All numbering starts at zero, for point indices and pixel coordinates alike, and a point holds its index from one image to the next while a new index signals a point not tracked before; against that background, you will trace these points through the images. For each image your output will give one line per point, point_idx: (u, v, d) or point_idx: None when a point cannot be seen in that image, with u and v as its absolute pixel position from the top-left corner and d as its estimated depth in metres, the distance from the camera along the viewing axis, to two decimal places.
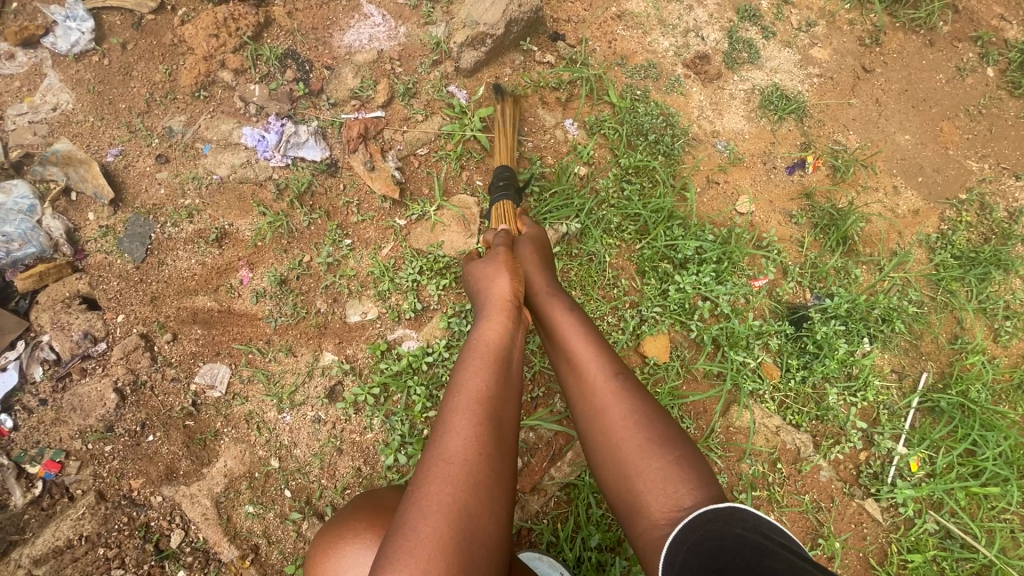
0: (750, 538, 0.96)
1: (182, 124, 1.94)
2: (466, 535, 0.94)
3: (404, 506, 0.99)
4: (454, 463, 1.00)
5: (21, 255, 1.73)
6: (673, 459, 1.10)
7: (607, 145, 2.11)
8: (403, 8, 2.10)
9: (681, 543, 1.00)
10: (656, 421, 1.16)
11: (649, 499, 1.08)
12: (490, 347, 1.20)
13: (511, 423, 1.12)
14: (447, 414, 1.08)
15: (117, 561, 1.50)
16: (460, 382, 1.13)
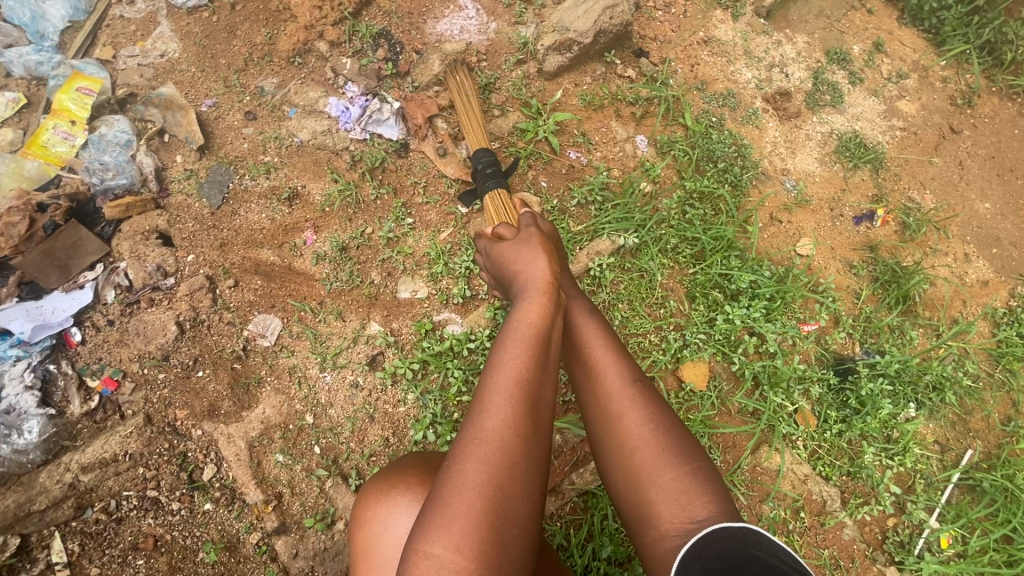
0: (767, 561, 0.90)
1: (274, 86, 2.04)
2: (500, 514, 0.94)
3: (439, 478, 0.98)
4: (491, 443, 0.98)
5: (112, 184, 1.85)
6: (687, 469, 1.05)
7: (675, 166, 2.11)
8: (496, 6, 2.17)
9: (694, 558, 0.95)
10: (672, 429, 1.11)
11: (660, 509, 1.04)
12: (531, 330, 1.12)
13: (546, 406, 1.08)
14: (484, 391, 1.05)
15: (153, 482, 1.59)
16: (499, 361, 1.08)
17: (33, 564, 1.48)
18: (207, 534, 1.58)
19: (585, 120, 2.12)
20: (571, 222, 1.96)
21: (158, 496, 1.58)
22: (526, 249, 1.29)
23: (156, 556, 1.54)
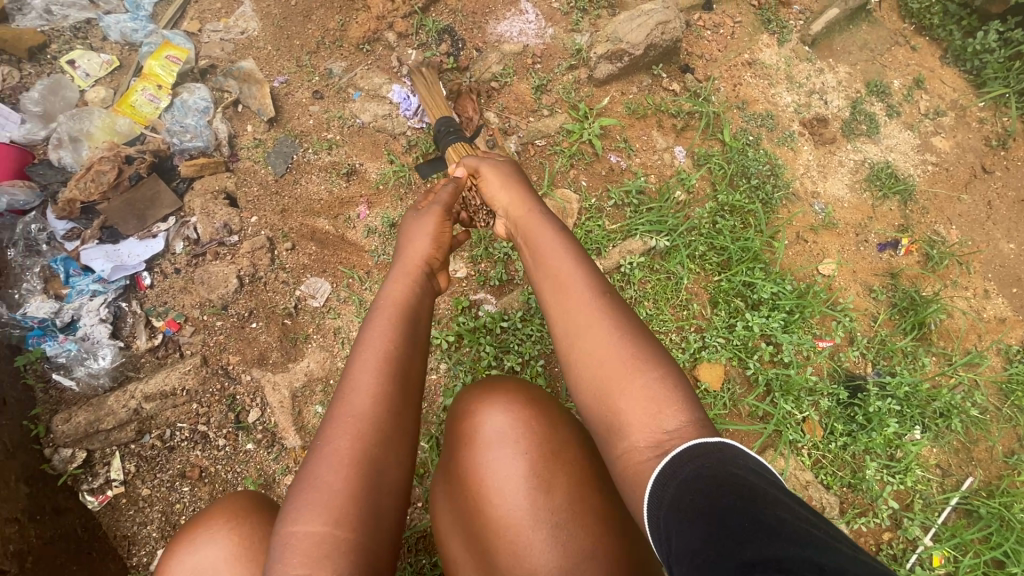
0: (746, 479, 0.80)
1: (342, 70, 2.19)
2: (373, 485, 0.95)
3: (309, 459, 0.97)
4: (360, 417, 0.99)
5: (190, 146, 2.02)
6: (659, 378, 1.02)
7: (709, 178, 2.21)
8: (555, 12, 2.30)
9: (669, 479, 0.88)
10: (638, 337, 1.08)
11: (630, 420, 1.00)
12: (400, 303, 1.18)
13: (419, 379, 1.11)
14: (353, 370, 1.05)
15: (204, 418, 1.74)
16: (368, 339, 1.09)
17: (95, 476, 1.66)
18: (247, 471, 1.72)
19: (628, 127, 2.24)
20: (607, 220, 2.07)
21: (207, 430, 1.73)
22: (426, 221, 1.38)
23: (200, 485, 1.69)
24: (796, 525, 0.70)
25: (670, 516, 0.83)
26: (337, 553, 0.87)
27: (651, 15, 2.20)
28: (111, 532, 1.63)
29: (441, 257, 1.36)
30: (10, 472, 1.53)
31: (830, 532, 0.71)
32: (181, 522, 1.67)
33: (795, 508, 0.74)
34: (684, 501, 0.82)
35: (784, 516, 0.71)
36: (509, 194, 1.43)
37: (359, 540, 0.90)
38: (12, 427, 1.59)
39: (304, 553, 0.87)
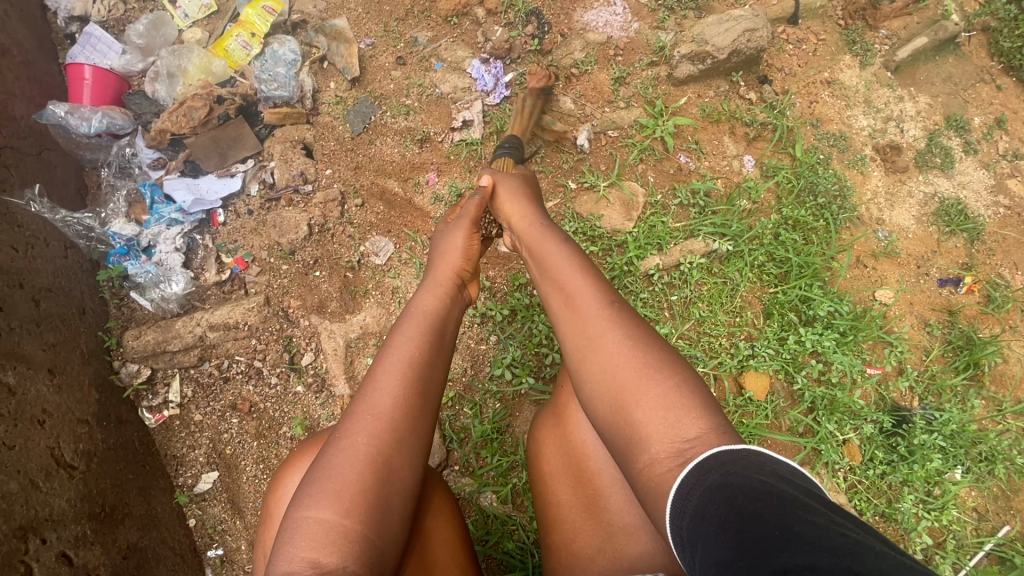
0: (773, 485, 0.78)
1: (427, 39, 2.23)
2: (386, 482, 0.98)
3: (325, 453, 1.01)
4: (378, 416, 1.03)
5: (275, 95, 2.08)
6: (672, 385, 1.00)
7: (776, 191, 2.19)
8: (642, 8, 2.31)
9: (693, 488, 0.86)
10: (652, 348, 1.08)
11: (649, 430, 0.98)
12: (427, 317, 1.24)
13: (437, 389, 1.15)
14: (377, 372, 1.11)
15: (261, 355, 1.79)
16: (393, 347, 1.14)
17: (155, 394, 1.73)
18: (293, 411, 1.76)
19: (700, 129, 2.24)
20: (670, 218, 2.07)
21: (262, 367, 1.79)
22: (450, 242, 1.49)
23: (248, 418, 1.74)
24: (830, 529, 0.68)
25: (694, 526, 0.81)
26: (341, 543, 0.89)
27: (740, 21, 2.19)
28: (161, 451, 1.70)
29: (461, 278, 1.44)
30: (84, 375, 1.57)
31: (868, 536, 0.68)
32: (227, 451, 1.72)
33: (828, 516, 0.71)
34: (709, 510, 0.80)
35: (817, 523, 0.69)
36: (527, 211, 1.51)
37: (366, 534, 0.92)
38: (88, 334, 1.66)
39: (313, 537, 0.90)
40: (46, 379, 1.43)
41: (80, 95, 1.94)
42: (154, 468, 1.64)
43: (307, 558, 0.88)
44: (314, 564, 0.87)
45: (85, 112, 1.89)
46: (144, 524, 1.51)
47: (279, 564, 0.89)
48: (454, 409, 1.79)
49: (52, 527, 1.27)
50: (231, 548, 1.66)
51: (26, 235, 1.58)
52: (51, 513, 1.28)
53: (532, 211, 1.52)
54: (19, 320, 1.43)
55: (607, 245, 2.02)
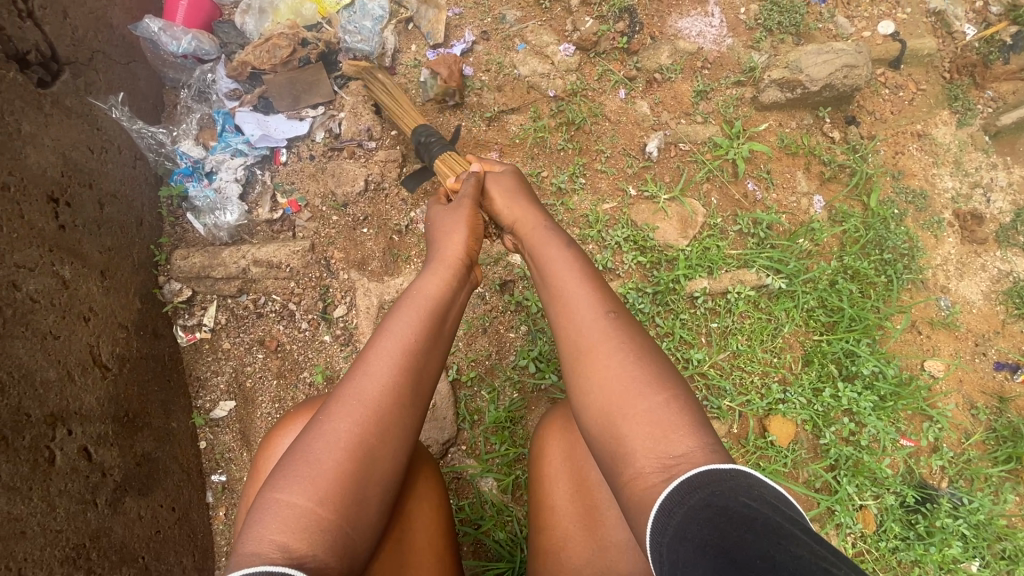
0: (757, 513, 0.79)
1: (515, 19, 2.21)
2: (365, 470, 1.00)
3: (304, 436, 1.02)
4: (364, 403, 1.03)
5: (357, 47, 2.08)
6: (662, 401, 1.00)
7: (840, 238, 2.10)
8: (740, 24, 2.23)
9: (676, 505, 0.86)
10: (646, 362, 1.08)
11: (635, 446, 0.98)
12: (426, 300, 1.25)
13: (430, 379, 1.16)
14: (370, 356, 1.11)
15: (296, 298, 1.82)
16: (390, 330, 1.15)
17: (191, 315, 1.78)
18: (317, 359, 1.78)
19: (775, 159, 2.15)
20: (727, 243, 2.00)
21: (295, 310, 1.81)
22: (451, 222, 1.47)
23: (273, 356, 1.78)
24: (810, 564, 0.69)
25: (676, 545, 0.82)
26: (313, 530, 0.91)
27: (841, 55, 2.09)
28: (186, 371, 1.75)
29: (471, 258, 1.44)
30: (132, 283, 1.60)
31: (847, 567, 0.70)
32: (247, 384, 1.76)
33: (811, 546, 0.73)
34: (691, 530, 0.81)
35: (799, 556, 0.71)
36: (525, 208, 1.50)
37: (338, 522, 0.94)
38: (141, 245, 1.69)
39: (284, 521, 0.91)
40: (96, 279, 1.43)
41: (174, 13, 1.96)
42: (178, 384, 1.69)
43: (277, 541, 0.89)
44: (284, 548, 0.88)
45: (176, 32, 1.92)
46: (160, 437, 1.54)
47: (247, 544, 0.90)
48: (472, 389, 1.78)
49: (79, 420, 1.25)
50: (234, 477, 1.70)
51: (102, 138, 1.61)
52: (80, 407, 1.26)
53: (531, 209, 1.50)
54: (83, 218, 1.43)
55: (657, 258, 1.96)
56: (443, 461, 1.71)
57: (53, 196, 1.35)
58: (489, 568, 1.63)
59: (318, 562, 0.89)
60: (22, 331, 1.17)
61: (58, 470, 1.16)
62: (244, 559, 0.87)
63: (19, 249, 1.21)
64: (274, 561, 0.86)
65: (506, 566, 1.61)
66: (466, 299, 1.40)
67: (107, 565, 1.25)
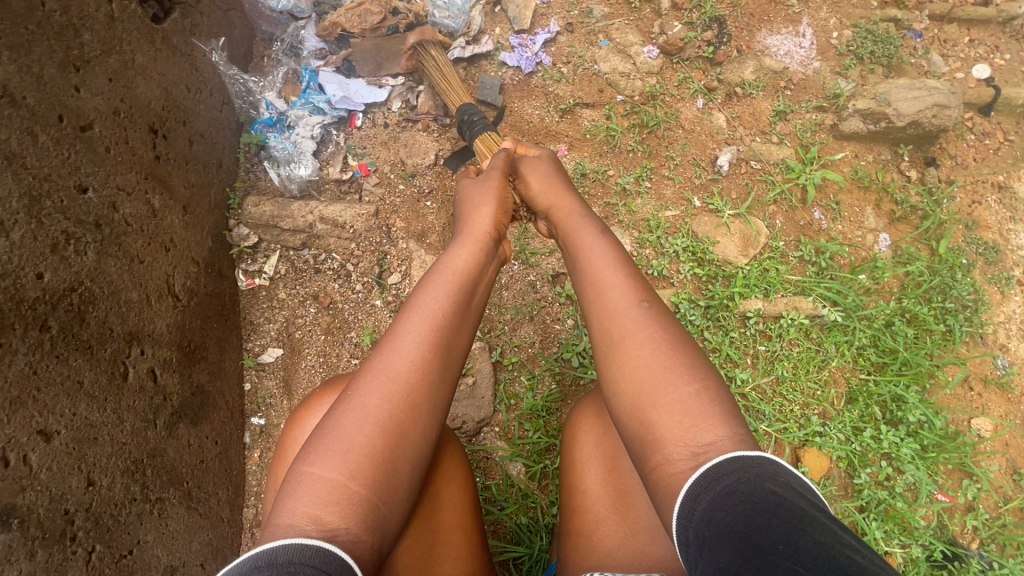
0: (782, 499, 0.78)
1: (602, 14, 2.21)
2: (396, 444, 0.99)
3: (335, 411, 1.02)
4: (395, 378, 1.04)
5: (443, 23, 2.11)
6: (692, 391, 0.99)
7: (902, 279, 2.04)
8: (830, 48, 2.18)
9: (702, 491, 0.85)
10: (677, 351, 1.06)
11: (664, 432, 0.97)
12: (455, 278, 1.25)
13: (458, 359, 1.16)
14: (398, 334, 1.11)
15: (355, 259, 1.86)
16: (419, 310, 1.15)
17: (254, 261, 1.83)
18: (366, 321, 1.82)
19: (846, 190, 2.10)
20: (787, 268, 1.97)
21: (352, 271, 1.85)
22: (483, 193, 1.50)
23: (324, 312, 1.82)
24: (833, 551, 0.70)
25: (701, 530, 0.81)
26: (345, 504, 0.90)
27: (932, 93, 2.03)
28: (242, 314, 1.80)
29: (499, 232, 1.47)
30: (207, 223, 1.66)
31: (868, 555, 0.71)
32: (297, 335, 1.81)
33: (835, 534, 0.73)
34: (717, 516, 0.80)
35: (823, 543, 0.71)
36: (558, 193, 1.51)
37: (368, 496, 0.93)
38: (218, 186, 1.75)
39: (315, 494, 0.90)
40: (178, 213, 1.49)
41: None
42: (233, 325, 1.74)
43: (310, 514, 0.88)
44: (317, 521, 0.87)
45: None
46: (213, 372, 1.59)
47: (280, 515, 0.89)
48: (512, 374, 1.80)
49: (150, 342, 1.31)
50: (273, 423, 1.75)
51: (199, 78, 1.66)
52: (154, 330, 1.32)
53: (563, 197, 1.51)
54: (174, 153, 1.49)
55: (714, 272, 1.94)
56: (474, 439, 1.73)
57: (153, 127, 1.41)
58: (506, 550, 1.65)
59: (350, 536, 0.88)
60: (115, 250, 1.22)
61: (129, 386, 1.22)
62: (276, 531, 0.86)
63: (121, 173, 1.26)
64: (307, 534, 0.85)
65: (524, 552, 1.63)
66: (495, 271, 1.42)
67: (158, 483, 1.30)
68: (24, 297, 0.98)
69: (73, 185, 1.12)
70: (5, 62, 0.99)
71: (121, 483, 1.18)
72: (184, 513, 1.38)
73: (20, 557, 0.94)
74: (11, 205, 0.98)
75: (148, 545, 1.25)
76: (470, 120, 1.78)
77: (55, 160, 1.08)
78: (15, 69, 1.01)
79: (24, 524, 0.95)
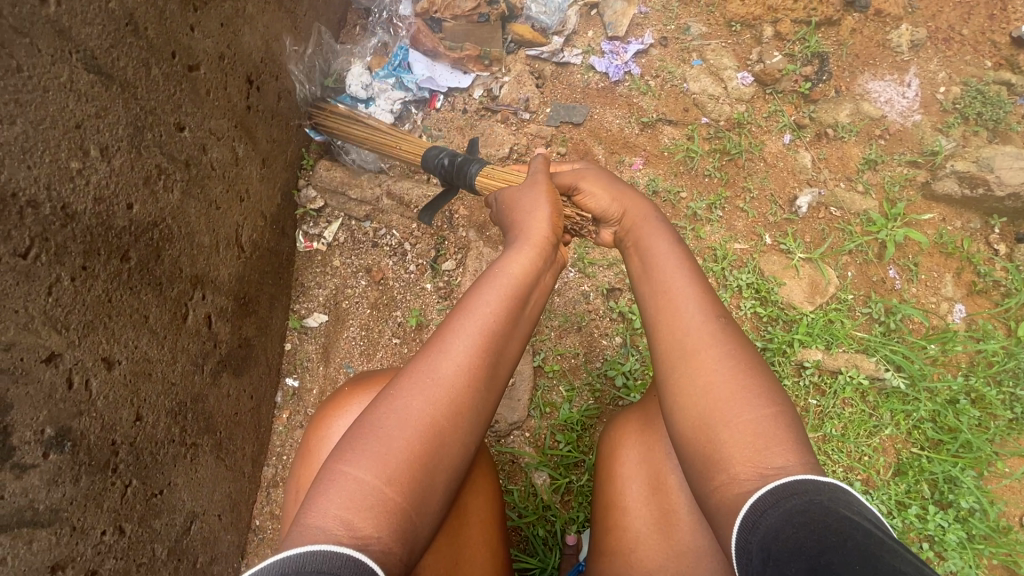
0: (859, 525, 0.73)
1: (700, 33, 2.15)
2: (434, 451, 0.91)
3: (372, 409, 0.94)
4: (439, 381, 0.94)
5: (538, 18, 2.08)
6: (768, 412, 0.90)
7: (976, 357, 1.88)
8: (934, 103, 2.08)
9: (769, 508, 0.81)
10: (750, 371, 0.95)
11: (730, 450, 0.89)
12: (510, 282, 1.05)
13: (508, 361, 1.05)
14: (445, 331, 1.00)
15: (413, 240, 1.84)
16: (468, 308, 1.02)
17: (315, 225, 1.84)
18: (413, 302, 1.79)
19: (927, 252, 1.98)
20: (852, 323, 1.88)
21: (408, 251, 1.84)
22: (532, 196, 1.25)
23: (374, 286, 1.81)
24: None
25: (767, 544, 0.77)
26: (378, 511, 0.84)
27: None
28: (295, 274, 1.81)
29: (557, 236, 1.20)
30: (280, 180, 1.67)
31: None
32: (343, 305, 1.80)
33: (917, 566, 0.66)
34: (785, 532, 0.76)
35: (905, 573, 0.64)
36: (627, 191, 1.26)
37: (403, 505, 0.86)
38: (295, 146, 1.76)
39: (349, 497, 0.84)
40: (257, 165, 1.50)
41: None
42: (286, 284, 1.75)
43: (342, 516, 0.82)
44: (349, 526, 0.81)
45: None
46: (261, 327, 1.59)
47: (312, 514, 0.83)
48: (551, 381, 1.76)
49: (212, 288, 1.31)
50: (305, 387, 1.73)
51: (297, 37, 1.69)
52: (216, 277, 1.32)
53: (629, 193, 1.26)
54: (264, 106, 1.51)
55: (775, 314, 1.86)
56: (502, 441, 1.70)
57: (250, 78, 1.42)
58: (517, 560, 1.61)
59: (382, 546, 0.82)
60: (197, 192, 1.23)
61: (187, 328, 1.23)
62: (305, 533, 0.81)
63: (215, 117, 1.27)
64: (339, 540, 0.79)
65: (535, 564, 1.59)
66: (553, 278, 1.20)
67: (196, 428, 1.30)
68: (113, 225, 1.00)
69: (173, 123, 1.14)
70: None
71: (165, 423, 1.18)
72: (212, 463, 1.38)
73: (67, 479, 0.96)
74: (117, 132, 1.00)
75: (178, 488, 1.25)
76: (454, 159, 1.52)
77: (161, 94, 1.09)
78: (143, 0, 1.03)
79: (75, 448, 0.97)
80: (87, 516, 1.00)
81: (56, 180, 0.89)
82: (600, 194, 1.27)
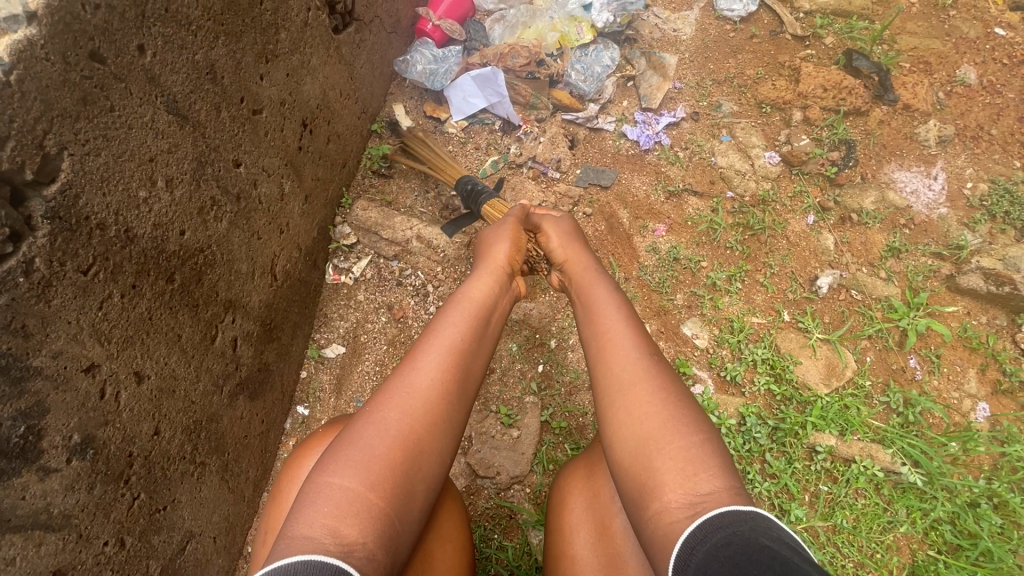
0: (778, 552, 0.74)
1: (730, 111, 2.24)
2: (414, 460, 0.93)
3: (350, 428, 0.96)
4: (415, 393, 0.99)
5: (577, 85, 2.21)
6: (695, 437, 0.94)
7: (999, 459, 1.81)
8: (961, 197, 2.10)
9: (700, 538, 0.81)
10: (676, 402, 1.01)
11: (662, 479, 0.91)
12: (472, 305, 1.19)
13: (477, 380, 1.10)
14: (420, 351, 1.07)
15: (437, 282, 1.90)
16: (438, 333, 1.10)
17: (346, 259, 1.92)
18: None
19: (950, 345, 1.94)
20: (870, 411, 1.84)
21: (431, 293, 1.89)
22: (495, 237, 1.45)
23: (394, 323, 1.86)
24: None
25: None
26: (365, 517, 0.84)
27: None
28: (320, 305, 1.87)
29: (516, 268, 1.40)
30: (319, 216, 1.77)
31: None
32: (361, 339, 1.85)
33: None
34: (712, 567, 0.76)
35: None
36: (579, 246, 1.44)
37: (388, 512, 0.87)
38: (337, 185, 1.87)
39: (337, 505, 0.85)
40: (300, 202, 1.59)
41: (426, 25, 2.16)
42: (310, 315, 1.81)
43: (330, 525, 0.82)
44: (336, 534, 0.81)
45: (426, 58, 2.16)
46: (281, 354, 1.64)
47: (298, 526, 0.83)
48: (557, 438, 1.75)
49: (242, 313, 1.37)
50: (314, 416, 1.75)
51: (351, 86, 1.82)
52: (247, 302, 1.39)
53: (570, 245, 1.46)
54: (313, 148, 1.61)
55: (789, 393, 1.84)
56: (502, 493, 1.68)
57: (305, 123, 1.54)
58: None
59: (369, 552, 0.82)
60: (242, 222, 1.31)
61: (214, 349, 1.28)
62: (295, 543, 0.80)
63: (269, 156, 1.37)
64: (326, 549, 0.79)
65: None
66: (512, 305, 1.34)
67: (207, 448, 1.33)
68: (164, 248, 1.08)
69: (231, 160, 1.23)
70: (219, 47, 1.13)
71: (179, 440, 1.22)
72: (216, 484, 1.40)
73: (82, 486, 1.00)
74: (183, 166, 1.09)
75: (181, 506, 1.27)
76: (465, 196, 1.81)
77: (226, 134, 1.20)
78: (224, 53, 1.15)
79: (95, 457, 1.01)
80: (93, 525, 1.03)
81: (124, 208, 0.98)
82: (546, 242, 1.48)
